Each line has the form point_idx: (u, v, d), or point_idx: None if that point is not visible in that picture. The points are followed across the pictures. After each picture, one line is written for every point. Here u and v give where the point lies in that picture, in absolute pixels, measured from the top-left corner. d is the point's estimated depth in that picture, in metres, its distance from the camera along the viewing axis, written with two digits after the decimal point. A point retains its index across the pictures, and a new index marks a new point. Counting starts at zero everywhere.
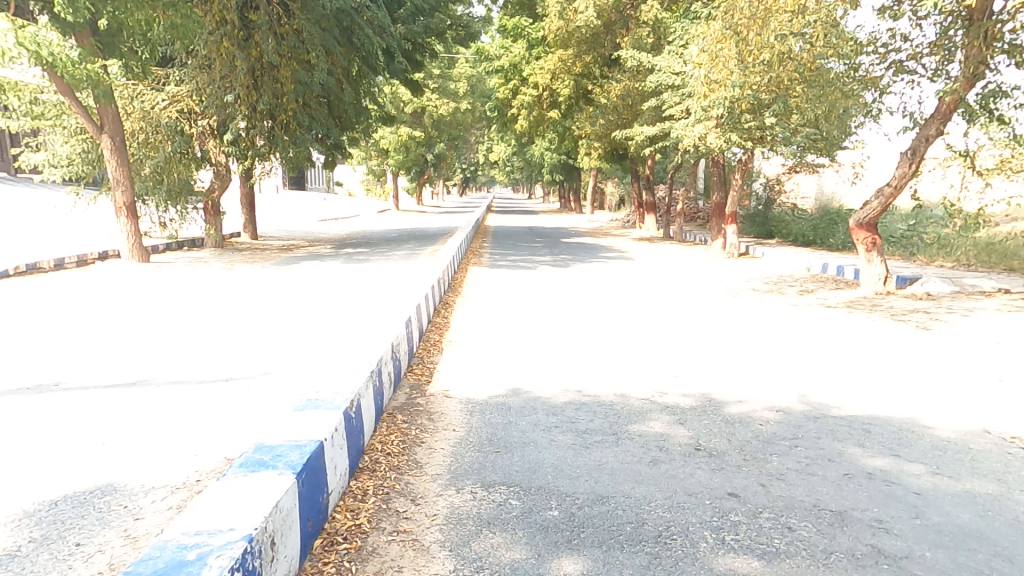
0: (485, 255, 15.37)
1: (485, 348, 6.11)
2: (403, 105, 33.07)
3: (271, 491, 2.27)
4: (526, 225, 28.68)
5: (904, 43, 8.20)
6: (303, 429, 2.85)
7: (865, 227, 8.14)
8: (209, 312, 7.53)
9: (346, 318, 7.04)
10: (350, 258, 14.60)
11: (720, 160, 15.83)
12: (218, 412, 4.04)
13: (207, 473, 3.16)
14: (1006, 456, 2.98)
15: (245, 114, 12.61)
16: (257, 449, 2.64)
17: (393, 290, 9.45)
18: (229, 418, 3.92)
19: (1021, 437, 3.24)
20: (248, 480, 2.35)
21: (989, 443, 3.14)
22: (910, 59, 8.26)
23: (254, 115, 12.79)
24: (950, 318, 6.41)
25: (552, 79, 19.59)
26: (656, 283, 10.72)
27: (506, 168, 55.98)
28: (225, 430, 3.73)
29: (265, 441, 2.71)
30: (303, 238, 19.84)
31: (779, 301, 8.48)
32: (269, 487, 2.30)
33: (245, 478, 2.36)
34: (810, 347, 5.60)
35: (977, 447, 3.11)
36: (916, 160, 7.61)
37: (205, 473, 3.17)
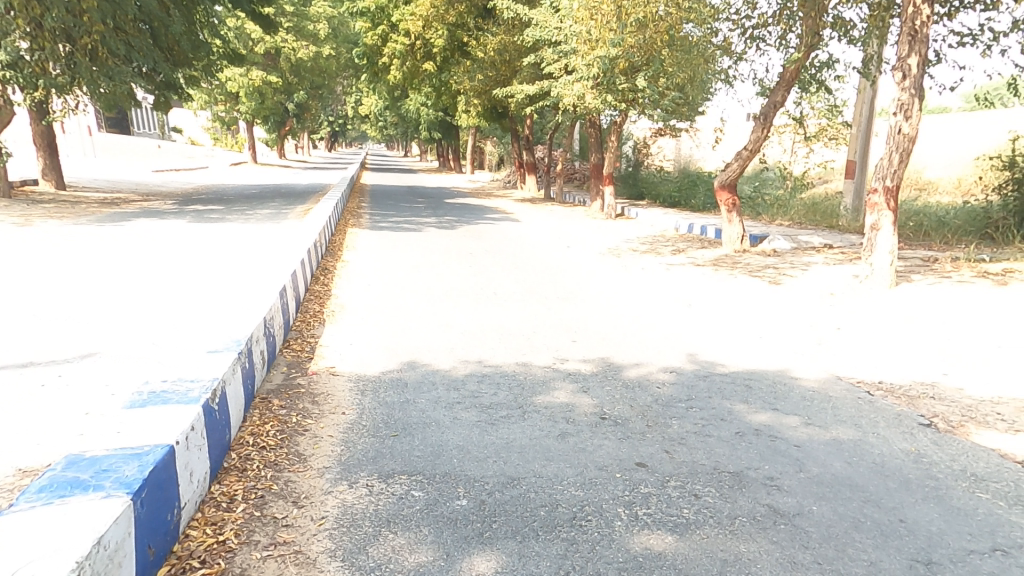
0: (363, 216, 14.33)
1: (372, 319, 5.59)
2: (254, 43, 28.98)
3: (91, 520, 1.66)
4: (405, 183, 27.36)
5: (756, 11, 8.71)
6: (143, 431, 2.21)
7: (726, 189, 8.81)
8: (6, 279, 5.92)
9: (203, 284, 5.95)
10: (200, 216, 12.65)
11: (596, 122, 16.25)
12: (14, 408, 3.10)
13: None
14: (859, 401, 3.37)
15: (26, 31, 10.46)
16: (69, 464, 1.97)
17: (262, 252, 8.27)
18: (29, 415, 3.02)
19: (866, 381, 3.70)
20: (53, 509, 1.71)
21: (843, 389, 3.54)
22: (760, 28, 8.84)
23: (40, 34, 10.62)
24: (795, 273, 7.28)
25: (425, 26, 18.39)
26: (543, 245, 10.85)
27: (379, 122, 52.57)
28: (25, 431, 2.86)
29: (85, 452, 2.04)
30: (134, 191, 16.75)
31: (655, 260, 9.02)
32: (88, 515, 1.68)
33: (49, 507, 1.72)
34: (688, 305, 5.98)
35: (836, 394, 3.48)
36: (767, 124, 8.31)
37: None
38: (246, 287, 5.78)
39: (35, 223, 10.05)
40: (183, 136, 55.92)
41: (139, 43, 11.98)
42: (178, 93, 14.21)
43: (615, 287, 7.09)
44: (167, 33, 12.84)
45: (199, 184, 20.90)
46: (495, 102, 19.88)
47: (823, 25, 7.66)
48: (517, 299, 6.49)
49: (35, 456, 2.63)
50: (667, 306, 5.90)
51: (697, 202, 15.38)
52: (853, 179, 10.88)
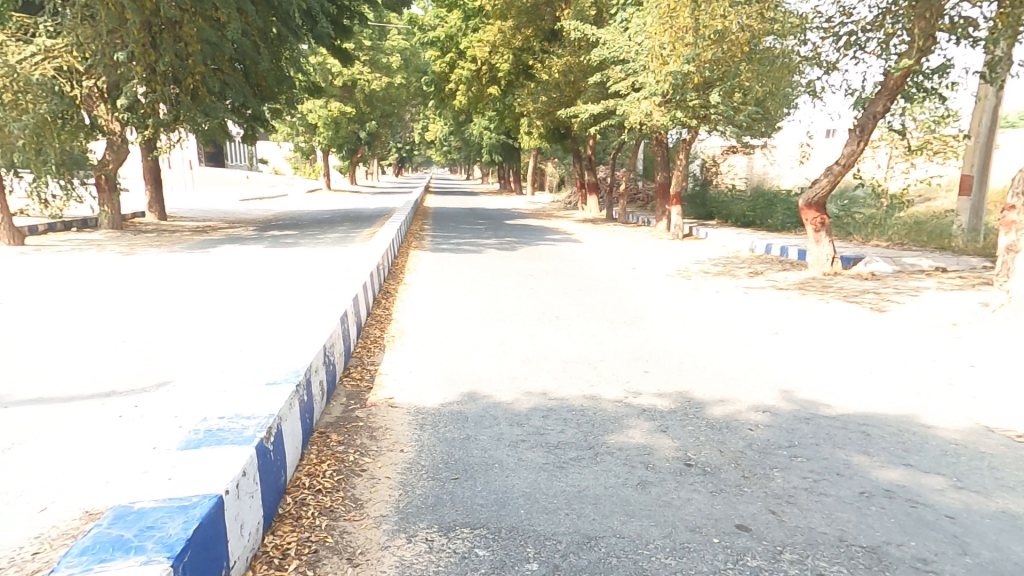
0: (426, 238, 14.55)
1: (432, 345, 5.44)
2: (332, 77, 30.97)
3: None
4: (467, 206, 27.79)
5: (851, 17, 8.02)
6: (192, 478, 2.06)
7: (813, 207, 8.12)
8: (99, 306, 6.29)
9: (271, 310, 6.05)
10: (276, 241, 13.33)
11: (664, 140, 15.74)
12: (87, 440, 3.12)
13: (55, 539, 2.31)
14: (1021, 460, 2.76)
15: (142, 77, 11.22)
16: (115, 520, 1.83)
17: (328, 277, 8.43)
18: (99, 449, 3.01)
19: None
20: None
21: (999, 444, 2.92)
22: (863, 32, 8.05)
23: (154, 78, 11.35)
24: (901, 300, 6.47)
25: (491, 52, 18.78)
26: (608, 266, 10.46)
27: (443, 148, 54.26)
28: (95, 467, 2.83)
29: (131, 505, 1.90)
30: (221, 218, 18.04)
31: (731, 284, 8.37)
32: None
33: None
34: (775, 334, 5.39)
35: (990, 450, 2.87)
36: (864, 137, 7.61)
37: (50, 537, 2.32)
38: (311, 312, 5.80)
39: (134, 249, 10.95)
40: (266, 166, 60.29)
41: (233, 81, 12.88)
42: (262, 125, 15.22)
43: (689, 312, 6.58)
44: (256, 71, 13.68)
45: (278, 210, 22.21)
46: (559, 123, 19.82)
47: (940, 26, 6.81)
48: (581, 324, 6.14)
49: (102, 497, 2.58)
50: (749, 336, 5.35)
51: (774, 221, 14.38)
52: (969, 195, 9.72)
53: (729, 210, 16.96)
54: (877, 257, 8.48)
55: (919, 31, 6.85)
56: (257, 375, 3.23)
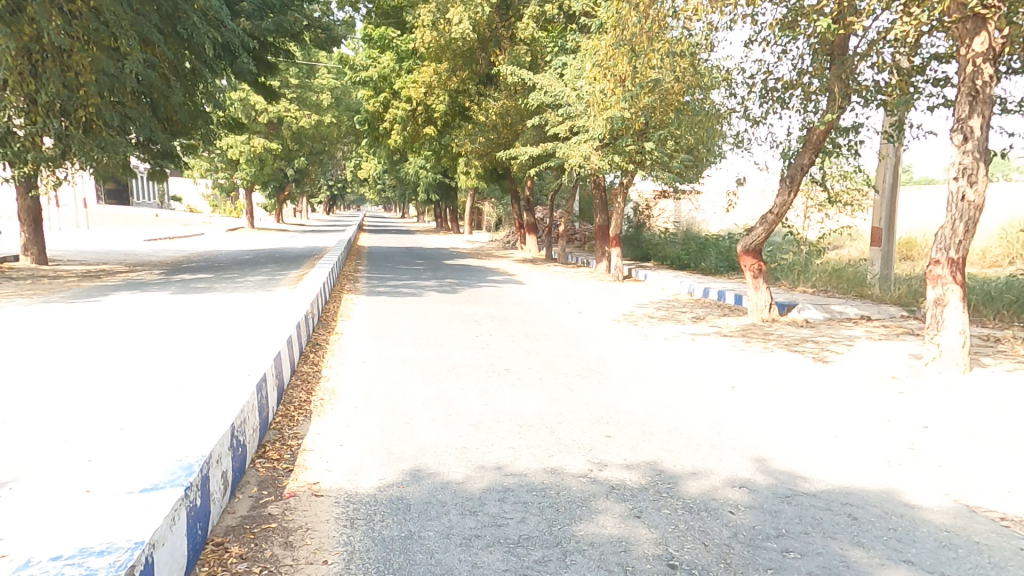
0: (360, 281, 13.77)
1: (368, 408, 4.78)
2: (256, 113, 29.92)
3: None
4: (403, 245, 27.02)
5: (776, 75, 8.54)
6: None
7: (751, 253, 8.37)
8: None
9: (172, 373, 5.14)
10: (187, 286, 12.04)
11: (601, 183, 16.18)
12: None
13: None
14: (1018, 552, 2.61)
15: (21, 108, 10.30)
16: None
17: (246, 328, 7.50)
18: None
19: (1009, 517, 2.93)
20: None
21: (989, 531, 2.78)
22: (787, 89, 8.54)
23: (35, 110, 10.39)
24: (839, 349, 6.64)
25: (427, 92, 18.70)
26: (552, 310, 10.23)
27: (378, 186, 53.32)
28: None
29: None
30: (122, 261, 16.23)
31: (677, 331, 8.32)
32: None
33: None
34: (732, 389, 5.23)
35: (983, 540, 2.71)
36: (795, 187, 7.98)
37: None
38: (221, 376, 4.97)
39: (4, 302, 9.39)
40: (182, 202, 56.53)
41: (135, 113, 11.79)
42: (174, 161, 14.10)
43: (641, 362, 6.34)
44: (166, 104, 12.61)
45: (191, 251, 20.44)
46: (496, 163, 19.88)
47: (853, 88, 7.57)
48: (533, 378, 5.72)
49: None
50: (707, 392, 5.16)
51: (708, 264, 14.86)
52: (880, 246, 10.38)
53: (665, 253, 17.53)
54: (808, 303, 8.83)
55: (837, 91, 7.48)
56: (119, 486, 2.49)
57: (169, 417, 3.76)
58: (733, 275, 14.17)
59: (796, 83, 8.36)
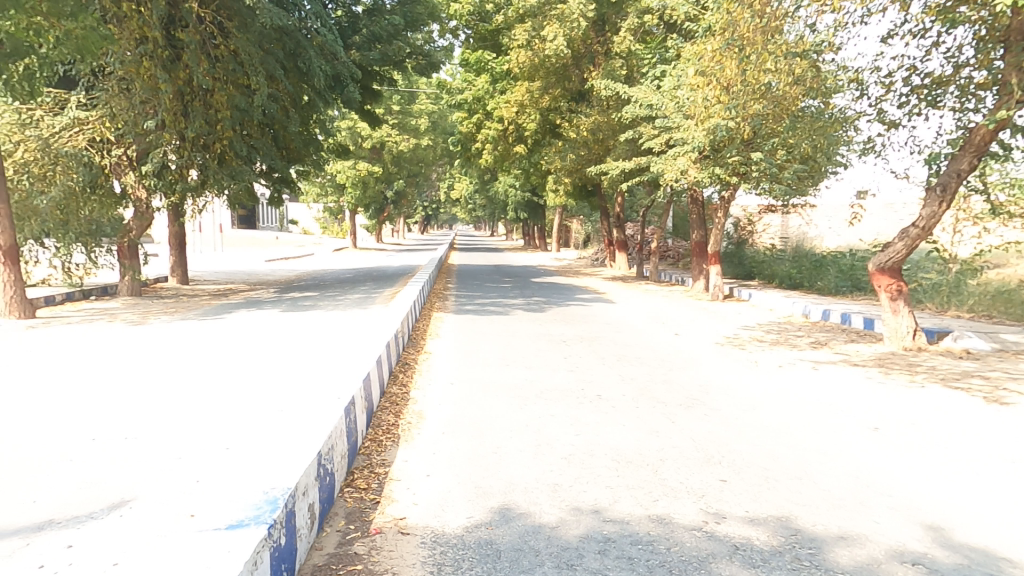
0: (450, 299, 14.02)
1: (455, 434, 4.61)
2: (361, 140, 32.29)
3: None
4: (491, 263, 27.45)
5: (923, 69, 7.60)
6: None
7: (887, 272, 7.35)
8: (79, 390, 5.70)
9: (276, 394, 5.35)
10: (296, 303, 12.95)
11: (699, 197, 15.30)
12: None
13: None
14: None
15: (173, 144, 11.57)
16: None
17: (345, 348, 7.78)
18: None
19: None
20: None
21: None
22: (937, 86, 7.55)
23: (184, 146, 11.73)
24: (1017, 391, 5.43)
25: (518, 111, 18.99)
26: (648, 331, 9.63)
27: (469, 206, 55.13)
28: None
29: None
30: (243, 280, 17.93)
31: (794, 358, 7.38)
32: None
33: None
34: (874, 429, 4.39)
35: None
36: (947, 197, 6.90)
37: None
38: (317, 399, 5.07)
39: (147, 319, 10.61)
40: (295, 225, 62.36)
41: (260, 143, 12.92)
42: (290, 187, 15.42)
43: (755, 391, 5.61)
44: (286, 134, 13.83)
45: (301, 270, 22.18)
46: (586, 179, 19.63)
47: None
48: (628, 406, 5.25)
49: None
50: (842, 430, 4.37)
51: (826, 282, 13.33)
52: None
53: (773, 271, 16.09)
54: (968, 332, 7.51)
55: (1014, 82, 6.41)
56: (210, 521, 2.48)
57: (269, 447, 3.85)
58: (857, 295, 12.56)
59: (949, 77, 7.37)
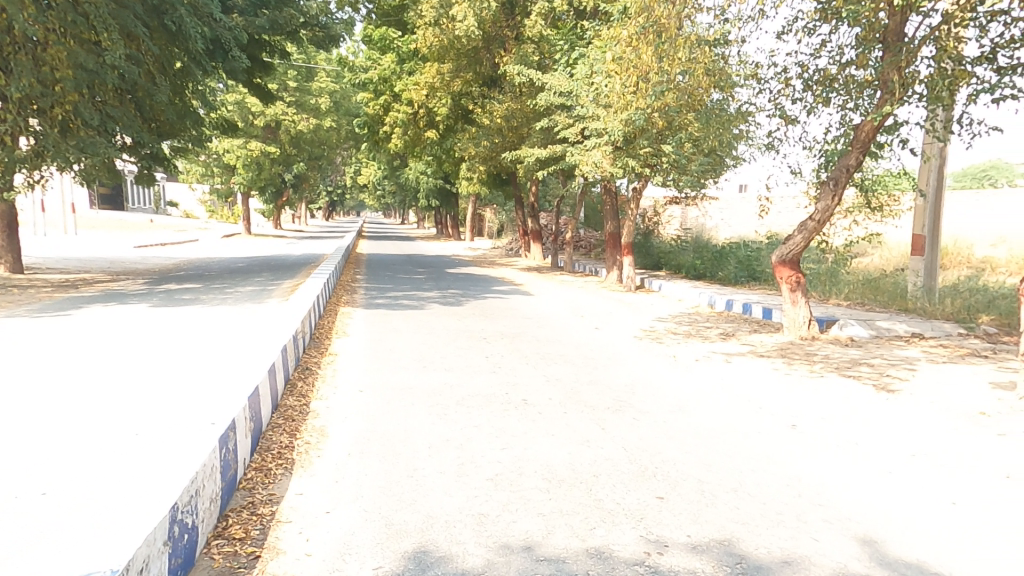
0: (358, 291, 13.03)
1: (364, 454, 4.02)
2: (252, 117, 29.60)
3: None
4: (403, 252, 26.31)
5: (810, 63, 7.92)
6: None
7: (788, 264, 7.62)
8: None
9: (132, 417, 4.30)
10: (172, 297, 11.29)
11: (612, 188, 15.50)
12: None
13: None
14: None
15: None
16: None
17: (231, 352, 6.67)
18: None
19: None
20: None
21: None
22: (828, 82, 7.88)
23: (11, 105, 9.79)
24: (902, 374, 5.83)
25: (428, 95, 18.19)
26: (566, 324, 9.50)
27: (377, 192, 52.66)
28: None
29: None
30: (105, 269, 15.43)
31: (707, 350, 7.53)
32: None
33: None
34: (792, 426, 4.43)
35: None
36: (839, 191, 7.20)
37: None
38: (190, 423, 4.14)
39: None
40: (178, 207, 55.98)
41: (118, 112, 11.08)
42: (164, 163, 13.68)
43: (677, 391, 5.54)
44: (152, 103, 11.90)
45: (182, 259, 19.66)
46: (500, 168, 19.20)
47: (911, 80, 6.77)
48: (555, 412, 4.97)
49: None
50: (765, 430, 4.36)
51: (727, 273, 14.07)
52: (923, 255, 9.69)
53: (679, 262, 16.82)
54: (851, 319, 8.04)
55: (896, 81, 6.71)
56: None
57: (107, 498, 3.08)
58: (754, 285, 13.36)
59: (835, 75, 7.79)
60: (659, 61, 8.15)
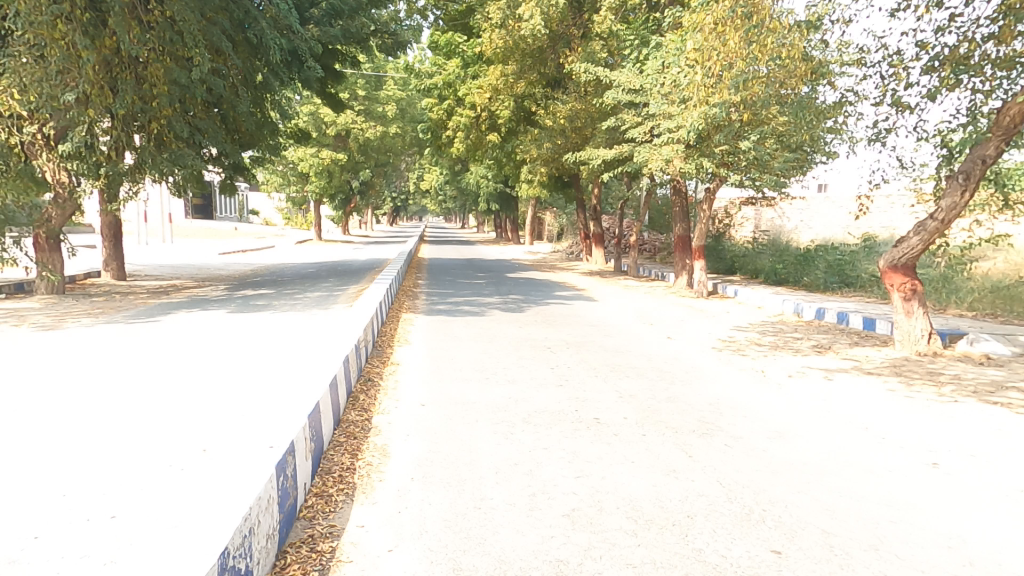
0: (421, 297, 13.03)
1: (428, 478, 3.72)
2: (325, 126, 30.92)
3: None
4: (463, 256, 26.43)
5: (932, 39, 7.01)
6: None
7: (900, 270, 6.78)
8: None
9: (200, 432, 4.23)
10: (247, 302, 11.71)
11: (682, 188, 14.69)
12: None
13: None
14: None
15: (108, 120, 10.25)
16: None
17: (298, 362, 6.62)
18: None
19: None
20: None
21: None
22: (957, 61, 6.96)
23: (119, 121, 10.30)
24: None
25: (491, 98, 18.17)
26: (637, 334, 8.92)
27: (438, 197, 53.63)
28: None
29: None
30: (189, 275, 16.38)
31: (801, 365, 6.71)
32: None
33: None
34: (933, 464, 3.68)
35: None
36: (970, 186, 6.29)
37: None
38: (254, 442, 3.98)
39: (65, 322, 9.22)
40: (256, 216, 59.82)
41: (205, 125, 11.68)
42: (243, 173, 14.32)
43: (776, 412, 4.87)
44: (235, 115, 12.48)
45: (256, 264, 20.63)
46: (562, 170, 18.75)
47: None
48: (634, 433, 4.47)
49: None
50: (896, 467, 3.65)
51: (814, 278, 12.88)
52: None
53: (757, 266, 15.69)
54: (980, 333, 6.97)
55: None
56: None
57: (168, 524, 2.94)
58: (848, 292, 12.11)
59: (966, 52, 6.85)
60: (746, 46, 7.58)
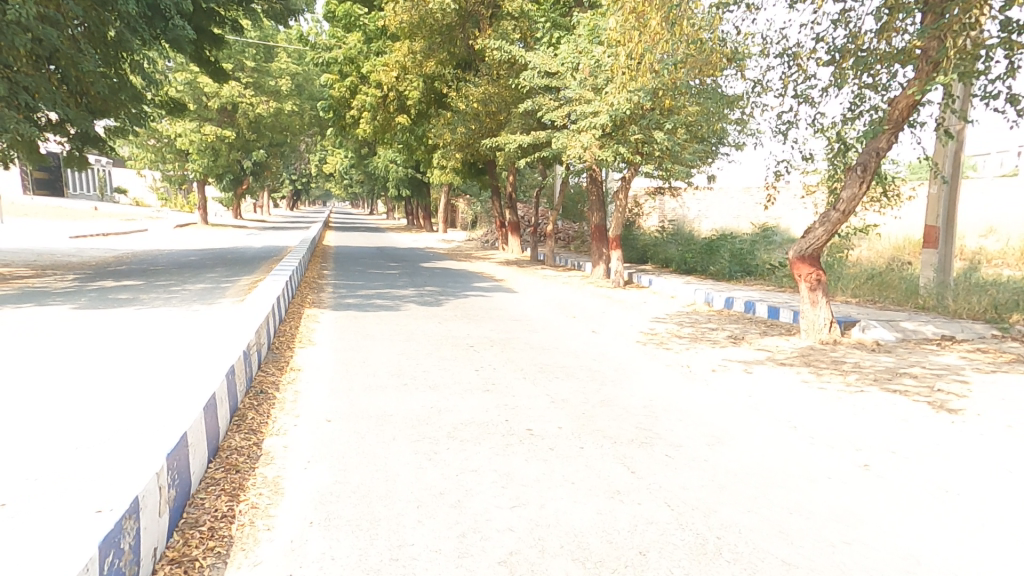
0: (325, 289, 11.87)
1: (334, 523, 3.05)
2: (207, 99, 27.65)
3: None
4: (374, 244, 24.98)
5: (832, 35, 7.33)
6: None
7: (807, 260, 7.04)
8: None
9: (7, 481, 3.19)
10: (107, 297, 9.92)
11: (598, 177, 14.87)
12: None
13: None
14: None
15: None
16: None
17: (165, 374, 5.50)
18: None
19: None
20: None
21: None
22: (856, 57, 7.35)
23: None
24: (953, 390, 5.23)
25: (397, 77, 17.05)
26: (559, 327, 8.65)
27: (345, 181, 50.59)
28: None
29: None
30: (33, 264, 13.71)
31: (721, 358, 6.76)
32: None
33: None
34: (865, 467, 3.69)
35: None
36: (868, 178, 6.64)
37: None
38: (85, 492, 3.05)
39: None
40: (127, 196, 52.75)
41: (33, 83, 9.63)
42: (99, 145, 12.22)
43: (707, 412, 4.75)
44: (79, 74, 10.41)
45: (125, 252, 17.88)
46: (476, 156, 18.07)
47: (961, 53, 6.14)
48: (570, 446, 4.10)
49: None
50: (834, 475, 3.60)
51: (720, 268, 13.49)
52: (937, 248, 9.52)
53: (667, 255, 16.25)
54: (872, 320, 7.49)
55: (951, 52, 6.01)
56: None
57: None
58: (750, 281, 12.78)
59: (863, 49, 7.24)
60: (669, 27, 7.39)
